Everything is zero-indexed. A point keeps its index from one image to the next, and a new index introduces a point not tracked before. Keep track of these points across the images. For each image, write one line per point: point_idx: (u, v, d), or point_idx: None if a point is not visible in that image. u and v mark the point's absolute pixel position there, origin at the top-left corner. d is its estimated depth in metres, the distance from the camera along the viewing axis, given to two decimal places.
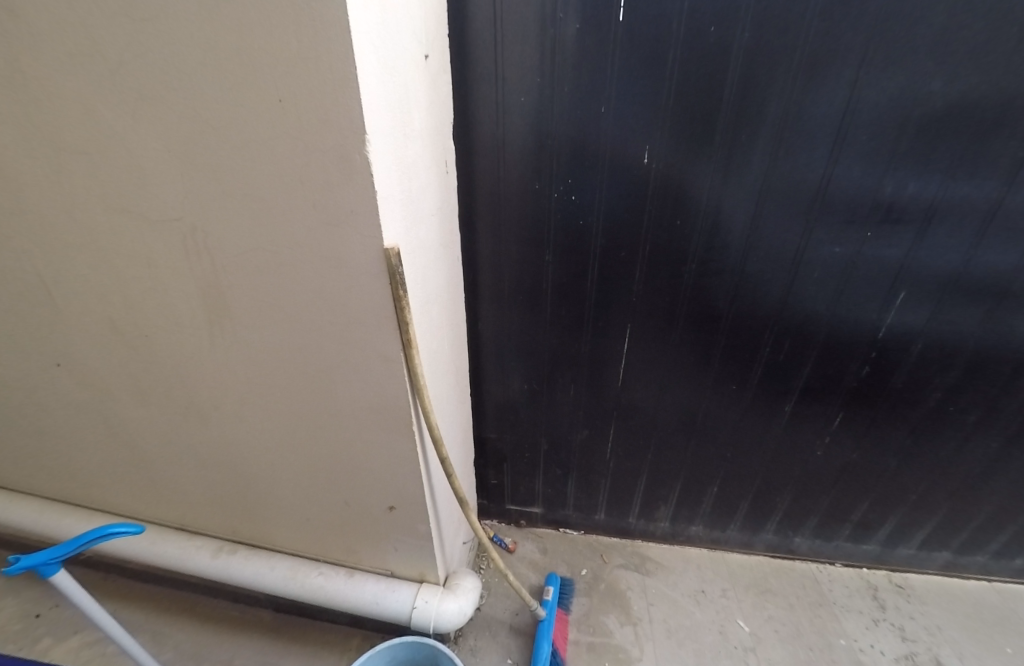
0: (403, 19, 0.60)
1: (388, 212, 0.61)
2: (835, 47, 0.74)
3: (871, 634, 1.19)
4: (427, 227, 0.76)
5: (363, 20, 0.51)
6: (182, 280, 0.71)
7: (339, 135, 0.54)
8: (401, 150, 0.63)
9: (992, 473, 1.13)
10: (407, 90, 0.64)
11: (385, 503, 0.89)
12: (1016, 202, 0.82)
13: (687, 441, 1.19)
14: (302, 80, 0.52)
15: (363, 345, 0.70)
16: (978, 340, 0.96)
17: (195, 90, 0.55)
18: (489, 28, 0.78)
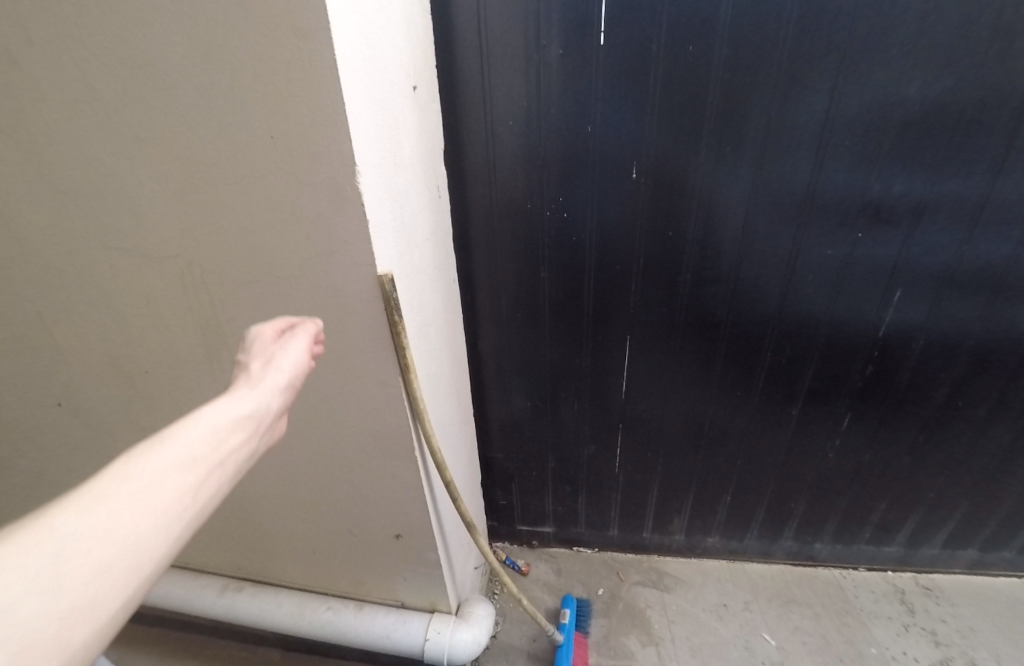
0: (390, 56, 0.62)
1: (380, 241, 0.61)
2: (812, 58, 0.76)
3: (903, 641, 1.14)
4: (420, 252, 0.76)
5: (351, 58, 0.52)
6: (177, 315, 0.72)
7: (331, 167, 0.55)
8: (392, 179, 0.64)
9: (1010, 467, 1.10)
10: (396, 121, 0.65)
11: (392, 532, 0.87)
12: (1005, 195, 0.83)
13: (698, 451, 1.18)
14: (294, 120, 0.53)
15: (359, 374, 0.71)
16: (982, 332, 0.95)
17: (188, 135, 0.56)
18: (475, 57, 0.81)
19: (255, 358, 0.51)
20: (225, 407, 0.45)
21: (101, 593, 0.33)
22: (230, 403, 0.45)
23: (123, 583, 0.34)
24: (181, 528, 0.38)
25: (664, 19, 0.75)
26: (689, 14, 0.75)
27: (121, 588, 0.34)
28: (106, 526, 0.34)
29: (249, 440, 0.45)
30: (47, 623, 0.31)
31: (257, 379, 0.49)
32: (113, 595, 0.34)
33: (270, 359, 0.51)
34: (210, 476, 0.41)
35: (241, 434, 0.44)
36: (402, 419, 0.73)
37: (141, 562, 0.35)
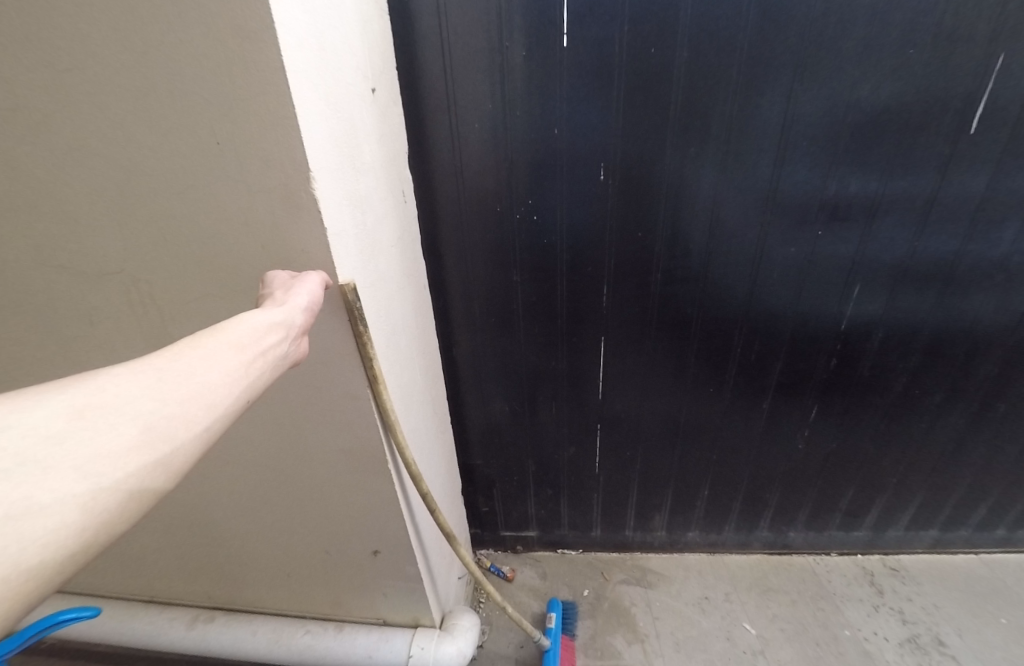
0: (344, 59, 0.61)
1: (340, 248, 0.60)
2: (769, 64, 0.78)
3: (874, 621, 1.19)
4: (386, 259, 0.75)
5: (300, 61, 0.51)
6: (127, 335, 0.68)
7: (283, 173, 0.54)
8: (351, 184, 0.63)
9: (964, 449, 1.16)
10: (353, 125, 0.64)
11: (369, 548, 0.86)
12: (951, 192, 0.87)
13: (674, 447, 1.20)
14: (242, 126, 0.52)
15: (326, 388, 0.69)
16: (934, 322, 1.00)
17: (128, 145, 0.53)
18: (437, 60, 0.80)
19: (282, 283, 0.56)
20: (264, 312, 0.50)
21: (193, 419, 0.40)
22: (267, 309, 0.51)
23: (204, 418, 0.41)
24: (239, 389, 0.44)
25: (625, 23, 0.76)
26: (649, 17, 0.76)
27: (201, 419, 0.40)
28: (186, 375, 0.41)
29: (286, 337, 0.50)
30: (158, 424, 0.38)
31: (287, 293, 0.54)
32: (196, 424, 0.40)
33: (297, 281, 0.56)
34: (255, 359, 0.46)
35: (279, 330, 0.50)
36: (374, 432, 0.72)
37: (214, 403, 0.42)
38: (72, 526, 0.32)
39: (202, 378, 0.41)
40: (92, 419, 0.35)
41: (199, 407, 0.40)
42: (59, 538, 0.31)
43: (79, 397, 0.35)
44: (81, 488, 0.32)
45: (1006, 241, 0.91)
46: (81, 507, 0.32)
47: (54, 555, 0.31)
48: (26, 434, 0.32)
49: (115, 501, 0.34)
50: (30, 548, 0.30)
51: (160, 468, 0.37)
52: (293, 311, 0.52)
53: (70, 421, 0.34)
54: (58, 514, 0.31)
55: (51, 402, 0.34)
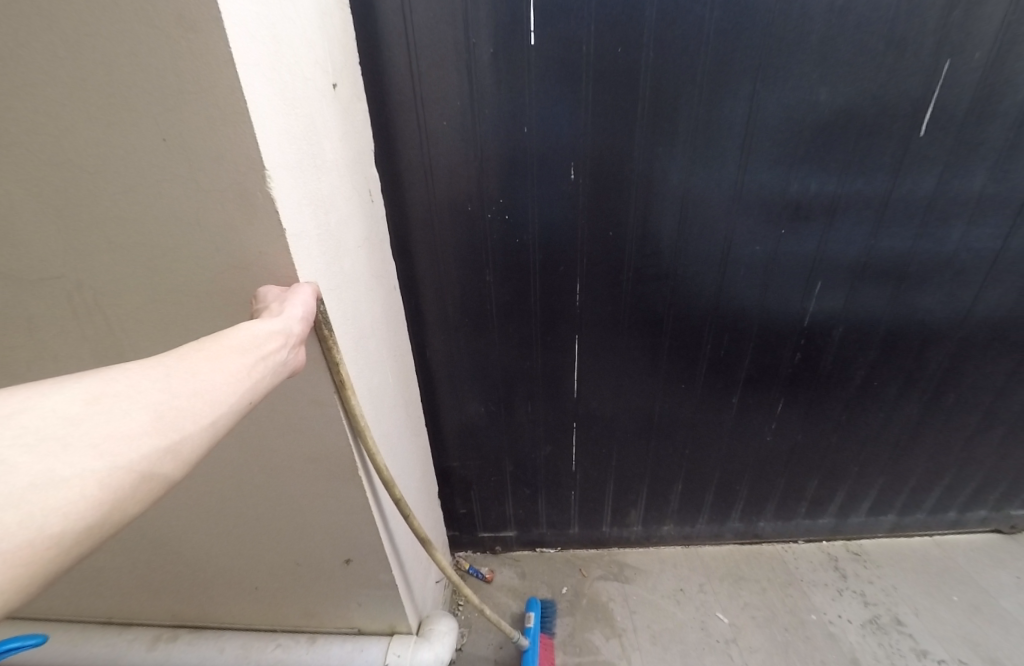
0: (300, 52, 0.59)
1: (301, 249, 0.58)
2: (732, 67, 0.80)
3: (838, 604, 1.24)
4: (352, 260, 0.73)
5: (251, 53, 0.49)
6: (73, 342, 0.65)
7: (236, 171, 0.51)
8: (312, 184, 0.61)
9: (918, 437, 1.22)
10: (313, 120, 0.61)
11: (341, 556, 0.84)
12: (903, 191, 0.91)
13: (648, 443, 1.21)
14: (190, 122, 0.49)
15: (291, 394, 0.66)
16: (889, 317, 1.05)
17: (65, 141, 0.50)
18: (403, 56, 0.79)
19: (276, 293, 0.56)
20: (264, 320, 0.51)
21: (196, 415, 0.41)
22: (266, 318, 0.51)
23: (208, 416, 0.41)
24: (241, 389, 0.45)
25: (592, 22, 0.77)
26: (617, 17, 0.77)
27: (205, 415, 0.41)
28: (191, 374, 0.42)
29: (288, 343, 0.50)
30: (165, 415, 0.39)
31: (285, 301, 0.54)
32: (201, 418, 0.41)
33: (290, 291, 0.56)
34: (256, 363, 0.47)
35: (280, 335, 0.50)
36: (343, 438, 0.70)
37: (217, 403, 0.43)
38: (90, 497, 0.34)
39: (206, 380, 0.42)
40: (106, 404, 0.37)
41: (203, 404, 0.41)
42: (77, 507, 0.33)
43: (94, 386, 0.37)
44: (97, 464, 0.34)
45: (954, 237, 0.96)
46: (97, 480, 0.34)
47: (72, 524, 0.33)
48: (45, 416, 0.34)
49: (127, 480, 0.36)
50: (54, 515, 0.32)
51: (169, 453, 0.39)
52: (291, 317, 0.52)
53: (85, 406, 0.36)
54: (76, 486, 0.33)
55: (70, 387, 0.36)
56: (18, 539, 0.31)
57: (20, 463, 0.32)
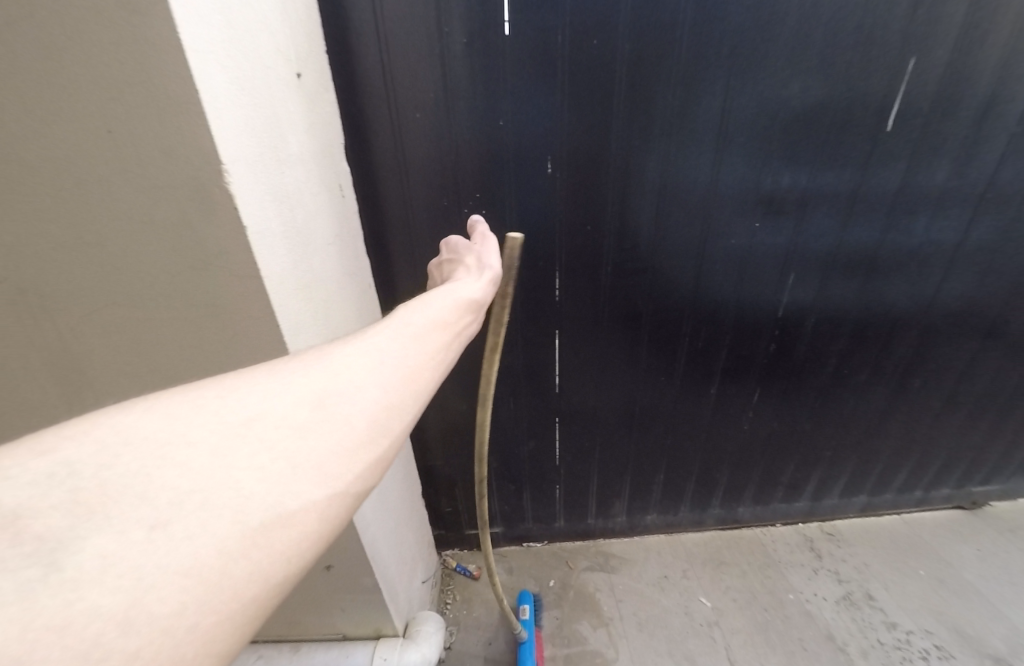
0: (259, 35, 0.55)
1: (264, 248, 0.55)
2: (706, 63, 0.81)
3: (814, 583, 1.28)
4: (324, 257, 0.70)
5: (204, 39, 0.46)
6: (24, 349, 0.62)
7: (189, 165, 0.49)
8: (279, 179, 0.58)
9: (887, 420, 1.27)
10: (275, 110, 0.58)
11: (322, 563, 0.83)
12: (872, 185, 0.93)
13: (632, 435, 1.23)
14: (139, 113, 0.47)
15: None
16: (858, 307, 1.08)
17: (7, 136, 0.48)
18: (373, 46, 0.76)
19: (472, 251, 0.66)
20: (464, 279, 0.59)
21: (398, 415, 0.41)
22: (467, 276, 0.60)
23: (406, 416, 0.41)
24: (433, 381, 0.45)
25: (566, 15, 0.76)
26: (591, 9, 0.76)
27: (406, 413, 0.41)
28: (394, 366, 0.42)
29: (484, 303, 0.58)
30: (376, 420, 0.39)
31: (481, 260, 0.64)
32: (402, 417, 0.41)
33: (484, 247, 0.66)
34: (440, 353, 0.48)
35: (480, 299, 0.57)
36: None
37: (415, 399, 0.43)
38: (312, 528, 0.33)
39: (432, 322, 0.49)
40: (330, 410, 0.37)
41: (419, 375, 0.44)
42: (303, 541, 0.32)
43: (317, 387, 0.38)
44: (323, 484, 0.34)
45: (919, 229, 0.99)
46: (317, 511, 0.33)
47: (298, 553, 0.32)
48: (279, 428, 0.34)
49: (343, 503, 0.35)
50: (279, 553, 0.31)
51: (377, 465, 0.38)
52: (489, 276, 0.61)
53: (312, 413, 0.36)
54: (302, 515, 0.32)
55: (296, 391, 0.37)
56: (252, 587, 0.29)
57: (254, 490, 0.31)
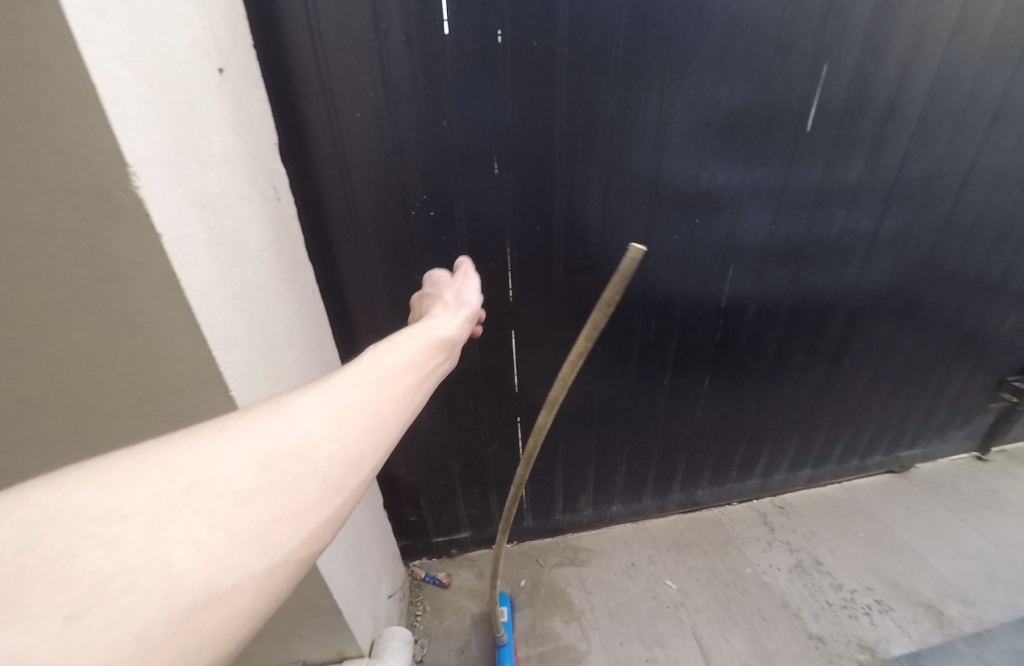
0: (168, 25, 0.51)
1: (184, 257, 0.51)
2: (641, 65, 0.83)
3: (768, 555, 1.36)
4: (256, 264, 0.66)
5: (102, 29, 0.42)
6: None
7: (90, 167, 0.44)
8: (198, 182, 0.54)
9: (823, 397, 1.36)
10: (192, 109, 0.54)
11: None
12: (798, 180, 1.00)
13: (593, 429, 1.25)
14: (27, 111, 0.42)
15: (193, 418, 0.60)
16: (792, 294, 1.15)
17: None
18: (306, 42, 0.73)
19: (454, 292, 0.70)
20: (442, 316, 0.62)
21: (353, 471, 0.43)
22: (445, 314, 0.63)
23: (361, 469, 0.44)
24: (395, 428, 0.48)
25: (503, 19, 0.77)
26: (527, 13, 0.77)
27: (361, 466, 0.43)
28: (354, 416, 0.44)
29: (458, 343, 0.61)
30: (327, 478, 0.41)
31: (461, 300, 0.68)
32: (357, 472, 0.43)
33: (467, 290, 0.70)
34: (406, 396, 0.50)
35: (454, 339, 0.60)
36: None
37: (372, 451, 0.45)
38: (247, 601, 0.34)
39: (402, 362, 0.51)
40: (280, 470, 0.39)
41: (380, 424, 0.46)
42: (237, 615, 0.34)
43: (270, 444, 0.39)
44: (263, 553, 0.36)
45: (840, 219, 1.07)
46: (252, 587, 0.35)
47: (231, 625, 0.33)
48: (222, 494, 0.36)
49: (282, 572, 0.37)
50: (209, 629, 0.32)
51: (324, 524, 0.40)
52: (466, 317, 0.64)
53: (258, 476, 0.38)
54: (237, 590, 0.34)
55: (246, 451, 0.38)
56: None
57: (186, 567, 0.32)
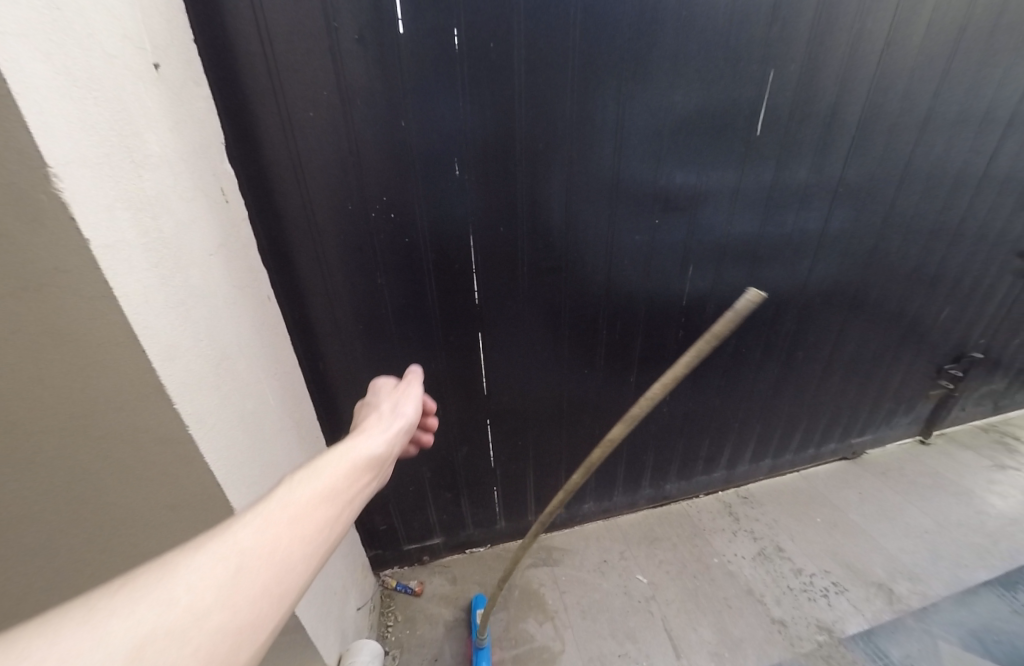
0: (93, 15, 0.47)
1: (119, 263, 0.48)
2: (597, 68, 0.85)
3: (733, 545, 1.40)
4: (203, 270, 0.63)
5: (14, 19, 0.39)
6: None
7: (5, 168, 0.41)
8: (133, 184, 0.51)
9: (781, 389, 1.42)
10: (125, 107, 0.51)
11: None
12: (750, 182, 1.04)
13: (563, 428, 1.26)
14: None
15: (133, 434, 0.56)
16: (749, 291, 1.20)
17: None
18: (253, 38, 0.71)
19: (390, 397, 0.65)
20: (371, 430, 0.57)
21: (248, 637, 0.38)
22: (375, 427, 0.58)
23: (260, 632, 0.39)
24: (308, 573, 0.43)
25: (459, 20, 0.76)
26: (482, 14, 0.77)
27: (259, 628, 0.39)
28: (257, 566, 0.40)
29: (387, 462, 0.56)
30: (213, 652, 0.36)
31: (397, 406, 0.63)
32: (254, 638, 0.38)
33: (405, 394, 0.66)
34: (326, 530, 0.45)
35: (382, 457, 0.55)
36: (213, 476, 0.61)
37: (274, 608, 0.40)
38: None
39: (316, 495, 0.46)
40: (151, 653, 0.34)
41: (288, 572, 0.41)
42: None
43: (145, 621, 0.35)
44: None
45: (791, 219, 1.12)
46: None
47: None
48: None
49: None
50: None
51: None
52: (398, 429, 0.59)
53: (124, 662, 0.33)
54: None
55: (114, 631, 0.34)
56: None
57: None
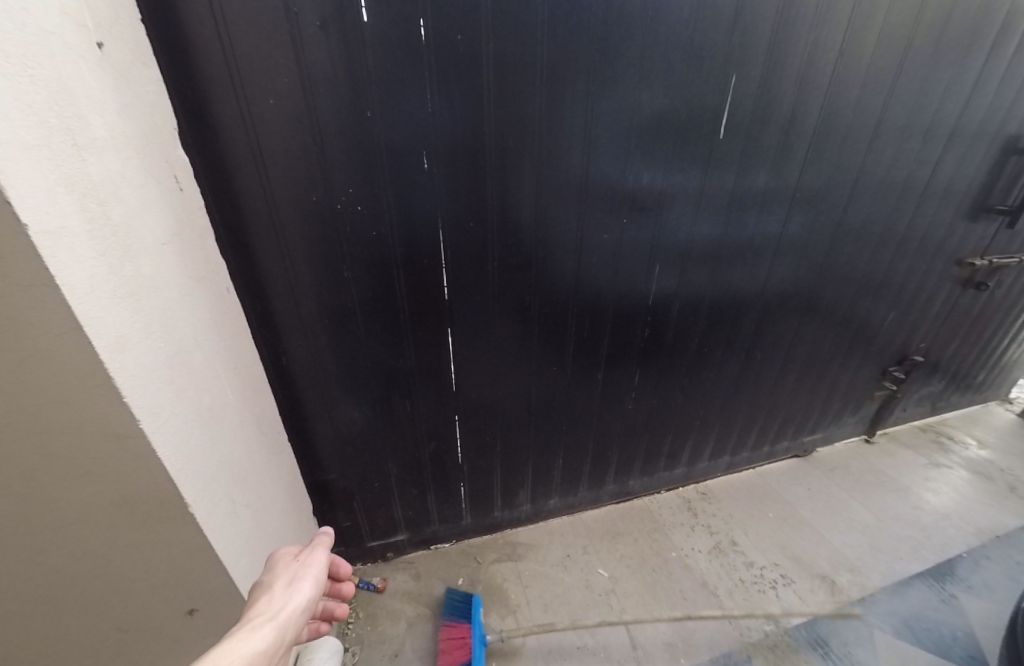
0: None
1: (62, 248, 0.47)
2: (565, 67, 0.85)
3: (692, 539, 1.45)
4: (155, 258, 0.61)
5: None
6: None
7: None
8: (74, 166, 0.49)
9: (740, 389, 1.47)
10: (65, 84, 0.48)
11: (182, 608, 0.69)
12: (713, 187, 1.07)
13: (529, 425, 1.27)
14: None
15: (72, 428, 0.53)
16: (711, 293, 1.23)
17: None
18: (208, 19, 0.68)
19: (288, 565, 0.64)
20: (258, 618, 0.56)
21: None
22: (264, 612, 0.57)
23: None
24: None
25: (426, 11, 0.75)
26: (450, 7, 0.76)
27: None
28: None
29: (276, 657, 0.54)
30: None
31: (295, 579, 0.62)
32: None
33: (306, 561, 0.65)
34: None
35: (268, 651, 0.53)
36: (162, 471, 0.58)
37: None
38: None
39: None
40: None
41: None
42: None
43: None
44: None
45: (751, 223, 1.16)
46: None
47: None
48: None
49: None
50: None
51: None
52: (290, 613, 0.58)
53: None
54: None
55: None
56: None
57: None
